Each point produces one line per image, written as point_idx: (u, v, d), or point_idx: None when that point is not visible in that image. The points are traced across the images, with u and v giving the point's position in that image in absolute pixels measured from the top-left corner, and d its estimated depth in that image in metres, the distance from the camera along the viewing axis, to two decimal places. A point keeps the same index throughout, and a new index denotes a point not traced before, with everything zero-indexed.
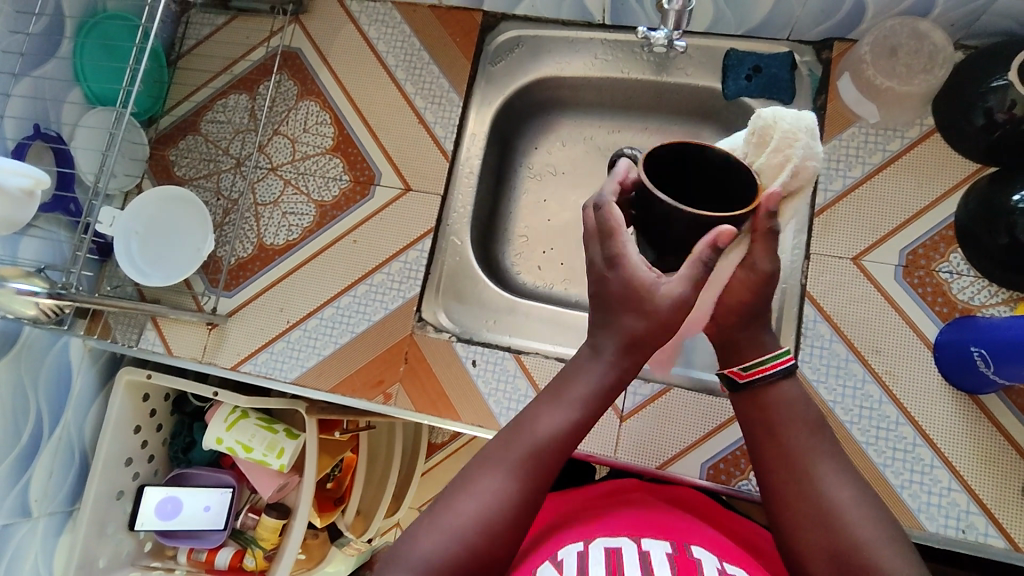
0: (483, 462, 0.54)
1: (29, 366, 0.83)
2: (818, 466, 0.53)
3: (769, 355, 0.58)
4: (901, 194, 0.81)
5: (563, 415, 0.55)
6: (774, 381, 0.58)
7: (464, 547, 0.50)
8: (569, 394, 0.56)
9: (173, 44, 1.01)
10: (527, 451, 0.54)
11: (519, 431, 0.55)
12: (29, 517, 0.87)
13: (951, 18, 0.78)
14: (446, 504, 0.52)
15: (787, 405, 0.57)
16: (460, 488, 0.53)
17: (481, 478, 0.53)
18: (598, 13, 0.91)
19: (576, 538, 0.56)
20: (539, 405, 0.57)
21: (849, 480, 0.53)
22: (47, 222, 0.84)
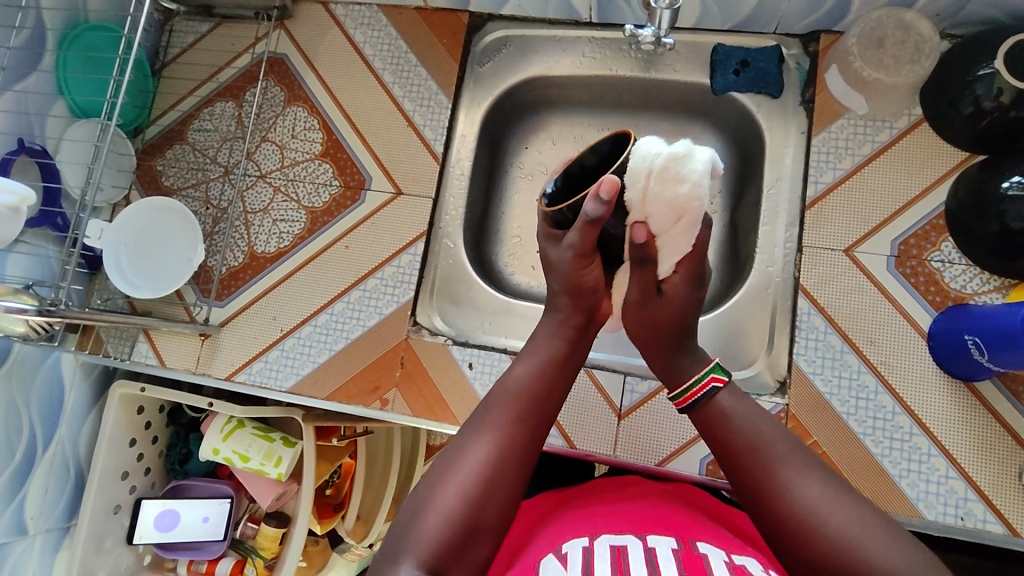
0: (473, 425, 0.57)
1: (20, 383, 0.83)
2: (777, 474, 0.52)
3: (693, 380, 0.60)
4: (892, 185, 0.81)
5: (537, 368, 0.61)
6: (708, 400, 0.58)
7: (468, 503, 0.52)
8: (538, 350, 0.62)
9: (157, 53, 1.00)
10: (511, 404, 0.58)
11: (499, 392, 0.59)
12: (25, 535, 0.86)
13: (936, 8, 0.79)
14: (445, 469, 0.54)
15: (727, 420, 0.56)
16: (454, 452, 0.55)
17: (473, 437, 0.56)
18: (584, 11, 0.91)
19: (580, 534, 0.56)
20: (512, 366, 0.62)
21: (818, 484, 0.51)
22: (34, 237, 0.83)
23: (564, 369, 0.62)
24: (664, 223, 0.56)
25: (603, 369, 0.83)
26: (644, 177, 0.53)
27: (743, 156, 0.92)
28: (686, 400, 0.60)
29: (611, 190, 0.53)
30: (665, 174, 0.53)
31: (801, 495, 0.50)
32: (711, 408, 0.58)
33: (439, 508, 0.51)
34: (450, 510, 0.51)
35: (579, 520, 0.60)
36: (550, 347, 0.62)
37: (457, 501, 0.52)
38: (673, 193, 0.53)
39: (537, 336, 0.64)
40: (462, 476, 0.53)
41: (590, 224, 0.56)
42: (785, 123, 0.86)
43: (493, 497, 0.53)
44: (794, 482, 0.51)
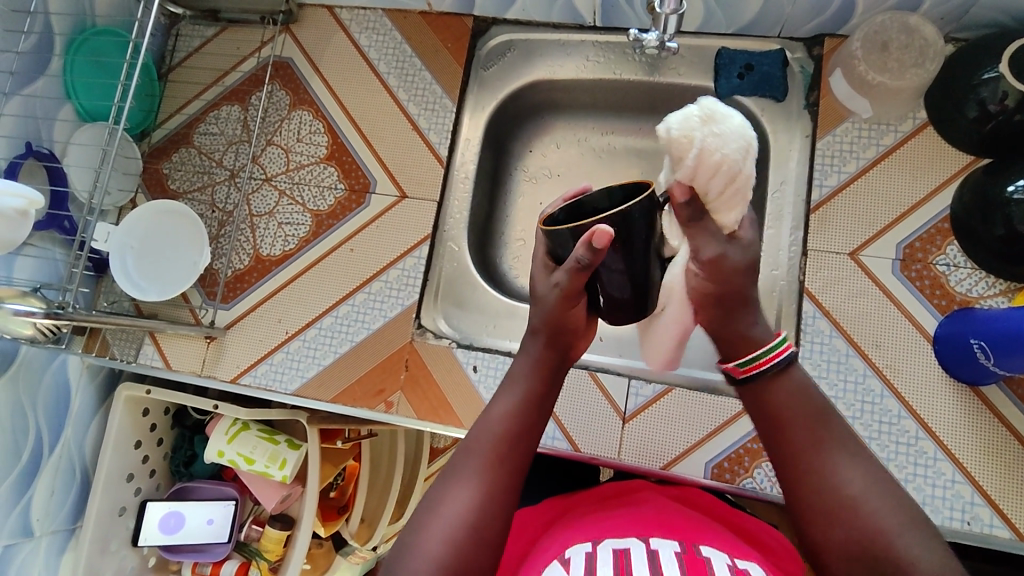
0: (455, 465, 0.57)
1: (27, 385, 0.83)
2: (826, 459, 0.53)
3: (764, 348, 0.57)
4: (897, 188, 0.81)
5: (520, 399, 0.61)
6: (771, 374, 0.57)
7: (455, 545, 0.52)
8: (518, 382, 0.62)
9: (163, 57, 1.00)
10: (491, 442, 0.58)
11: (477, 431, 0.59)
12: (31, 537, 0.87)
13: (940, 12, 0.79)
14: (427, 514, 0.54)
15: (789, 395, 0.56)
16: (436, 497, 0.55)
17: (454, 480, 0.56)
18: (589, 15, 0.91)
19: (584, 539, 0.57)
20: (492, 401, 0.62)
21: (860, 468, 0.52)
22: (42, 240, 0.84)
23: (545, 397, 0.62)
24: (720, 182, 0.55)
25: (607, 372, 0.83)
26: (698, 138, 0.53)
27: None
28: (753, 368, 0.57)
29: (603, 240, 0.53)
30: (709, 124, 0.54)
31: (846, 480, 0.52)
32: (779, 380, 0.56)
33: (425, 552, 0.51)
34: (436, 555, 0.51)
35: (583, 525, 0.60)
36: (528, 379, 0.62)
37: (443, 544, 0.52)
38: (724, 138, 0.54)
39: (516, 367, 0.64)
40: (444, 522, 0.53)
41: (579, 269, 0.56)
42: (790, 127, 0.87)
43: (481, 537, 0.53)
44: (840, 464, 0.52)
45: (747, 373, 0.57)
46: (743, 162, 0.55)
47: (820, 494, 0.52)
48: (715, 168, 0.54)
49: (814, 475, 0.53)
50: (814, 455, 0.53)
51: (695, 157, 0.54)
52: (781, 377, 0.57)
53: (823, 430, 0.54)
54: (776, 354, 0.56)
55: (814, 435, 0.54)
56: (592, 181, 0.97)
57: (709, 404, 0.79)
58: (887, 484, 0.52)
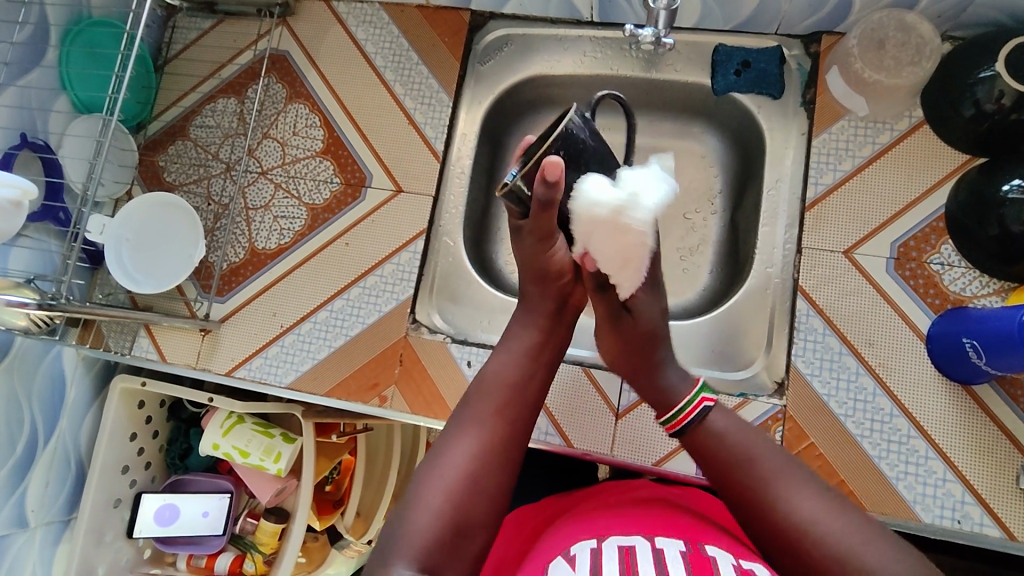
0: (458, 421, 0.59)
1: (21, 375, 0.83)
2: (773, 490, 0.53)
3: (684, 402, 0.60)
4: (893, 187, 0.81)
5: (521, 360, 0.63)
6: (699, 424, 0.59)
7: (457, 495, 0.53)
8: (520, 345, 0.65)
9: (160, 49, 1.00)
10: (494, 398, 0.60)
11: (474, 391, 0.61)
12: (26, 528, 0.87)
13: (937, 10, 0.78)
14: (431, 462, 0.55)
15: (722, 442, 0.57)
16: (439, 448, 0.56)
17: (456, 431, 0.57)
18: (586, 10, 0.91)
19: (589, 536, 0.57)
20: (490, 360, 0.64)
21: (811, 495, 0.52)
22: (36, 232, 0.84)
23: (543, 358, 0.65)
24: (613, 265, 0.62)
25: (601, 368, 0.83)
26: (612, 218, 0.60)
27: (743, 156, 0.92)
28: (678, 424, 0.60)
29: (554, 173, 0.56)
30: (619, 215, 0.60)
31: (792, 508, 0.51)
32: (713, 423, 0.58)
33: (427, 505, 0.52)
34: (439, 506, 0.52)
35: (588, 521, 0.61)
36: (528, 346, 0.65)
37: (447, 491, 0.53)
38: (623, 230, 0.60)
39: (515, 332, 0.66)
40: (448, 470, 0.54)
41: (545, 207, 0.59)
42: (786, 124, 0.86)
43: (481, 488, 0.54)
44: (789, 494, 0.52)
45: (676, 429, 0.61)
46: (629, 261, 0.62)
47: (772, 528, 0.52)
48: (605, 253, 0.62)
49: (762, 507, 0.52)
50: (762, 492, 0.53)
51: (591, 229, 0.61)
52: (708, 423, 0.58)
53: (764, 465, 0.54)
54: (692, 409, 0.59)
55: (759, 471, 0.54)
56: None
57: None
58: (843, 513, 0.51)
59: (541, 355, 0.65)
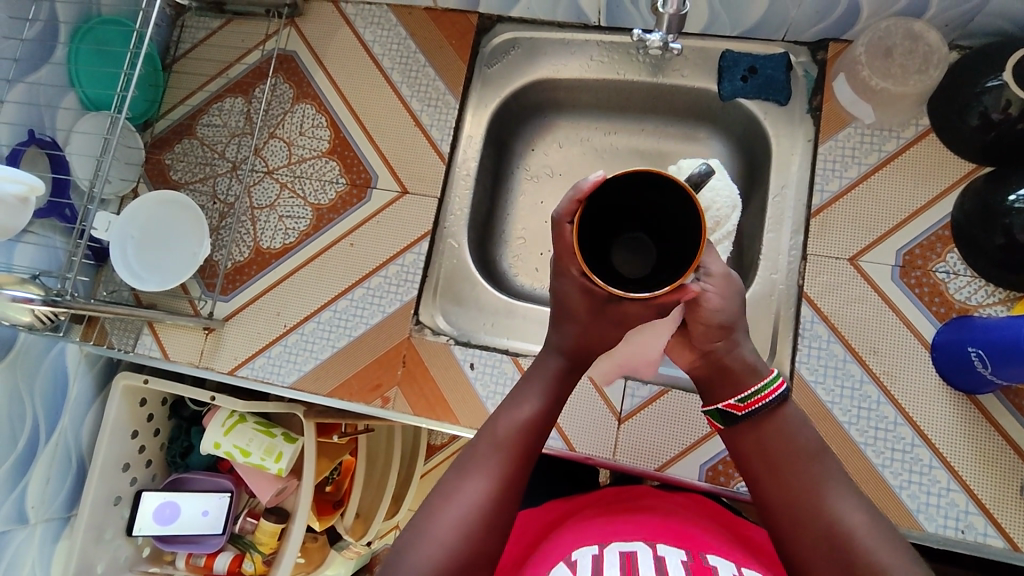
0: (473, 455, 0.57)
1: (24, 371, 0.83)
2: (827, 495, 0.52)
3: (763, 382, 0.56)
4: (898, 194, 0.81)
5: (542, 399, 0.61)
6: (768, 411, 0.56)
7: (468, 534, 0.52)
8: (542, 383, 0.62)
9: (168, 48, 1.01)
10: (512, 438, 0.58)
11: (491, 427, 0.59)
12: (26, 524, 0.87)
13: (945, 19, 0.79)
14: (440, 500, 0.54)
15: (788, 436, 0.55)
16: (450, 486, 0.55)
17: (468, 472, 0.56)
18: (594, 14, 0.91)
19: (590, 542, 0.57)
20: (511, 397, 0.62)
21: (859, 505, 0.52)
22: (42, 228, 0.84)
23: (562, 398, 0.63)
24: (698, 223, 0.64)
25: None
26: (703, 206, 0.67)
27: (749, 161, 0.92)
28: (755, 403, 0.56)
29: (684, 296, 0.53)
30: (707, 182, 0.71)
31: (845, 516, 0.51)
32: (778, 415, 0.56)
33: (437, 539, 0.52)
34: (449, 542, 0.51)
35: (590, 528, 0.61)
36: (551, 382, 0.62)
37: (456, 532, 0.52)
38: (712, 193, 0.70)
39: (540, 365, 0.63)
40: (457, 512, 0.53)
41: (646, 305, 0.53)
42: (792, 130, 0.86)
43: (492, 528, 0.53)
44: (839, 503, 0.52)
45: (747, 410, 0.56)
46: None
47: (816, 532, 0.51)
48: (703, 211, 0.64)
49: (806, 510, 0.52)
50: (811, 496, 0.52)
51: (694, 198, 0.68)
52: (781, 414, 0.56)
53: (815, 470, 0.54)
54: (772, 392, 0.56)
55: (810, 475, 0.53)
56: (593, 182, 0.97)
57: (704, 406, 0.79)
58: (890, 530, 0.51)
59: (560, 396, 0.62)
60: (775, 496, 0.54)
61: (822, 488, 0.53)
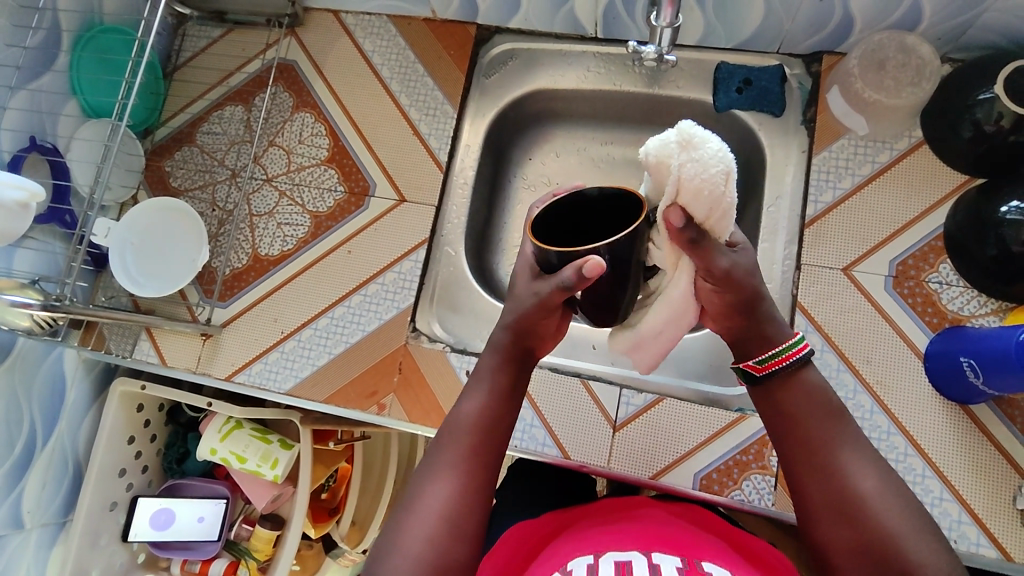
0: (430, 462, 0.58)
1: (22, 376, 0.84)
2: (840, 456, 0.54)
3: (783, 345, 0.57)
4: (891, 205, 0.81)
5: (490, 393, 0.61)
6: (787, 373, 0.57)
7: (433, 543, 0.53)
8: (488, 377, 0.62)
9: (169, 56, 1.02)
10: (464, 438, 0.58)
11: (444, 431, 0.60)
12: (21, 529, 0.87)
13: (937, 33, 0.80)
14: (404, 513, 0.55)
15: (806, 398, 0.57)
16: (412, 497, 0.56)
17: (425, 482, 0.56)
18: (590, 26, 0.92)
19: (586, 551, 0.57)
20: (460, 400, 0.62)
21: (872, 469, 0.53)
22: (42, 234, 0.84)
23: (513, 393, 0.63)
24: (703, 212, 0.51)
25: (600, 381, 0.83)
26: (673, 168, 0.50)
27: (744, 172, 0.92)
28: (775, 365, 0.57)
29: (591, 272, 0.52)
30: (687, 149, 0.50)
31: (858, 478, 0.52)
32: (797, 378, 0.57)
33: (405, 552, 0.52)
34: (417, 554, 0.52)
35: (587, 537, 0.61)
36: (499, 375, 0.62)
37: (423, 542, 0.52)
38: (702, 163, 0.49)
39: (482, 365, 0.63)
40: (420, 523, 0.54)
41: (564, 290, 0.56)
42: (787, 141, 0.87)
43: (457, 533, 0.54)
44: (852, 467, 0.53)
45: (766, 371, 0.58)
46: (727, 199, 0.51)
47: (828, 492, 0.53)
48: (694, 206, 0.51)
49: (819, 471, 0.54)
50: (824, 454, 0.54)
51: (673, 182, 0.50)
52: (799, 376, 0.57)
53: (831, 430, 0.55)
54: (795, 352, 0.57)
55: (824, 434, 0.55)
56: None
57: (699, 415, 0.80)
58: (904, 496, 0.51)
59: (510, 390, 0.62)
60: (794, 454, 0.56)
61: (836, 449, 0.54)
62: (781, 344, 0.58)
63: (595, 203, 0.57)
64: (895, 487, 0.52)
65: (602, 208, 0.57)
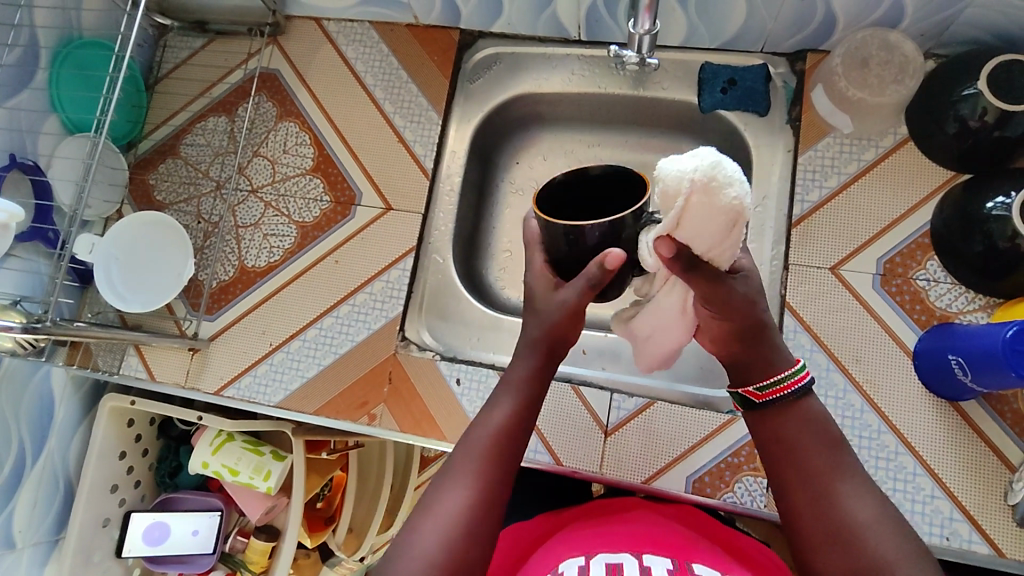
0: (451, 464, 0.57)
1: (9, 396, 0.83)
2: (838, 484, 0.54)
3: (789, 372, 0.57)
4: (877, 203, 0.81)
5: (515, 403, 0.60)
6: (790, 400, 0.57)
7: (448, 545, 0.52)
8: (514, 384, 0.61)
9: (151, 68, 1.01)
10: (487, 444, 0.57)
11: (470, 433, 0.59)
12: (12, 549, 0.86)
13: (920, 29, 0.79)
14: (422, 512, 0.54)
15: (805, 425, 0.57)
16: (432, 497, 0.55)
17: (447, 483, 0.55)
18: (573, 29, 0.92)
19: (577, 553, 0.57)
20: (487, 404, 0.61)
21: (870, 501, 0.53)
22: (25, 251, 0.84)
23: (538, 401, 0.62)
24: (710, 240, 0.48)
25: (590, 386, 0.83)
26: (683, 197, 0.46)
27: None
28: (778, 392, 0.57)
29: (614, 263, 0.54)
30: (705, 190, 0.45)
31: (856, 507, 0.52)
32: (799, 406, 0.57)
33: (419, 552, 0.51)
34: (430, 553, 0.51)
35: (578, 539, 0.61)
36: (527, 382, 0.61)
37: (437, 543, 0.52)
38: (716, 206, 0.45)
39: (513, 369, 0.62)
40: (438, 522, 0.53)
41: (591, 287, 0.57)
42: (773, 140, 0.87)
43: (474, 536, 0.53)
44: (851, 495, 0.53)
45: (766, 399, 0.57)
46: (732, 236, 0.48)
47: (822, 518, 0.53)
48: (700, 232, 0.48)
49: (814, 497, 0.54)
50: (822, 481, 0.54)
51: (681, 210, 0.47)
52: (800, 405, 0.57)
53: (830, 458, 0.55)
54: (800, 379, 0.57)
55: (824, 462, 0.55)
56: None
57: (689, 418, 0.80)
58: (900, 525, 0.52)
59: (536, 398, 0.61)
60: (790, 478, 0.56)
61: (833, 478, 0.54)
62: (784, 371, 0.57)
63: (606, 188, 0.57)
64: (891, 516, 0.52)
65: (612, 192, 0.57)
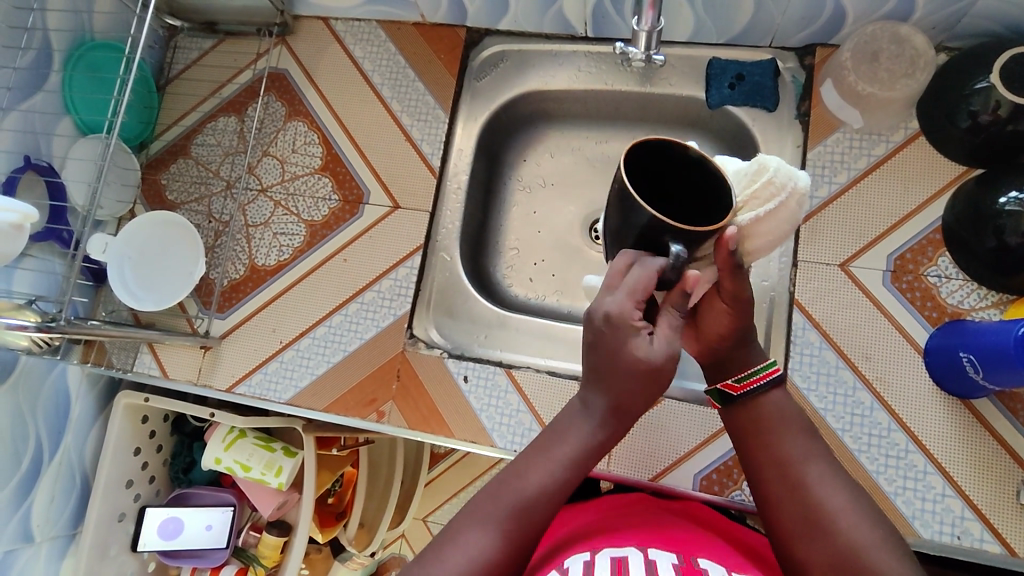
0: (481, 501, 0.53)
1: (27, 393, 0.85)
2: (808, 470, 0.54)
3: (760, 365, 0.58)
4: (888, 198, 0.80)
5: (564, 462, 0.54)
6: (762, 393, 0.58)
7: None
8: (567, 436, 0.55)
9: (162, 69, 1.02)
10: (520, 494, 0.52)
11: (507, 477, 0.54)
12: (31, 542, 0.88)
13: (931, 22, 0.78)
14: (443, 543, 0.51)
15: (774, 416, 0.57)
16: (453, 530, 0.51)
17: (472, 520, 0.51)
18: (580, 26, 0.92)
19: (582, 549, 0.57)
20: (533, 451, 0.56)
21: (841, 487, 0.52)
22: (41, 251, 0.85)
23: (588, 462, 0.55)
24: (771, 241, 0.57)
25: None
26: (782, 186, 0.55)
27: None
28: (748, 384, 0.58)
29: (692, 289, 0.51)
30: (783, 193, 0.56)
31: (827, 492, 0.52)
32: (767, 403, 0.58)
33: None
34: None
35: (584, 535, 0.61)
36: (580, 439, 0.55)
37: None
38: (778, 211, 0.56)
39: (570, 420, 0.56)
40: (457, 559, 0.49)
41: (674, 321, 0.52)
42: (781, 135, 0.86)
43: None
44: (820, 482, 0.53)
45: (742, 390, 0.58)
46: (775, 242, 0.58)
47: (796, 505, 0.52)
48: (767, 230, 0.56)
49: (787, 489, 0.53)
50: (793, 468, 0.54)
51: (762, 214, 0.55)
52: (770, 397, 0.58)
53: (800, 446, 0.55)
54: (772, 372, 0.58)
55: (792, 451, 0.55)
56: (586, 189, 0.97)
57: (697, 416, 0.79)
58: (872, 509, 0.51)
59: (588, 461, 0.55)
60: (763, 467, 0.55)
61: (804, 465, 0.54)
62: (758, 365, 0.59)
63: (709, 196, 0.54)
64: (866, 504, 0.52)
65: (709, 207, 0.54)
